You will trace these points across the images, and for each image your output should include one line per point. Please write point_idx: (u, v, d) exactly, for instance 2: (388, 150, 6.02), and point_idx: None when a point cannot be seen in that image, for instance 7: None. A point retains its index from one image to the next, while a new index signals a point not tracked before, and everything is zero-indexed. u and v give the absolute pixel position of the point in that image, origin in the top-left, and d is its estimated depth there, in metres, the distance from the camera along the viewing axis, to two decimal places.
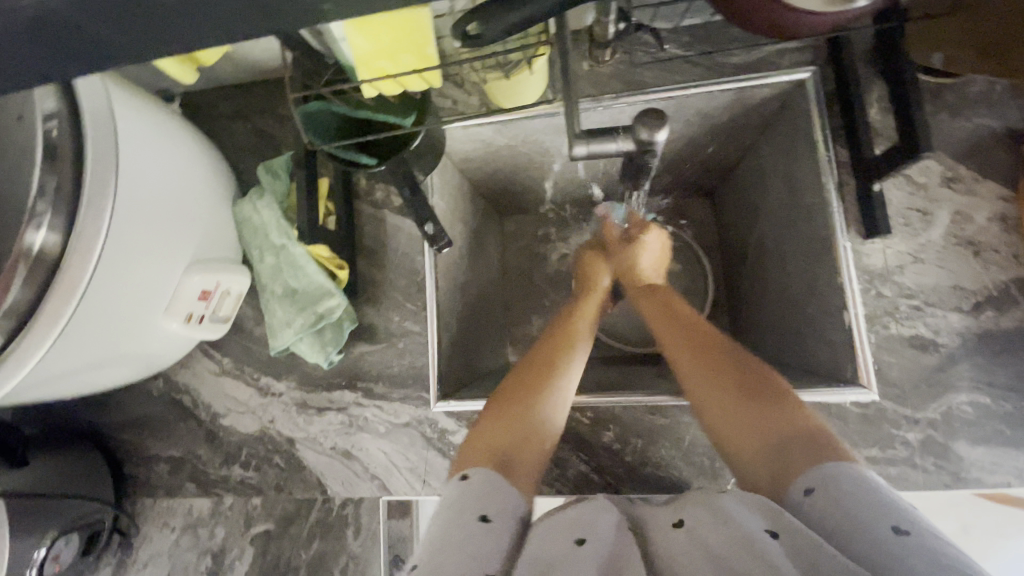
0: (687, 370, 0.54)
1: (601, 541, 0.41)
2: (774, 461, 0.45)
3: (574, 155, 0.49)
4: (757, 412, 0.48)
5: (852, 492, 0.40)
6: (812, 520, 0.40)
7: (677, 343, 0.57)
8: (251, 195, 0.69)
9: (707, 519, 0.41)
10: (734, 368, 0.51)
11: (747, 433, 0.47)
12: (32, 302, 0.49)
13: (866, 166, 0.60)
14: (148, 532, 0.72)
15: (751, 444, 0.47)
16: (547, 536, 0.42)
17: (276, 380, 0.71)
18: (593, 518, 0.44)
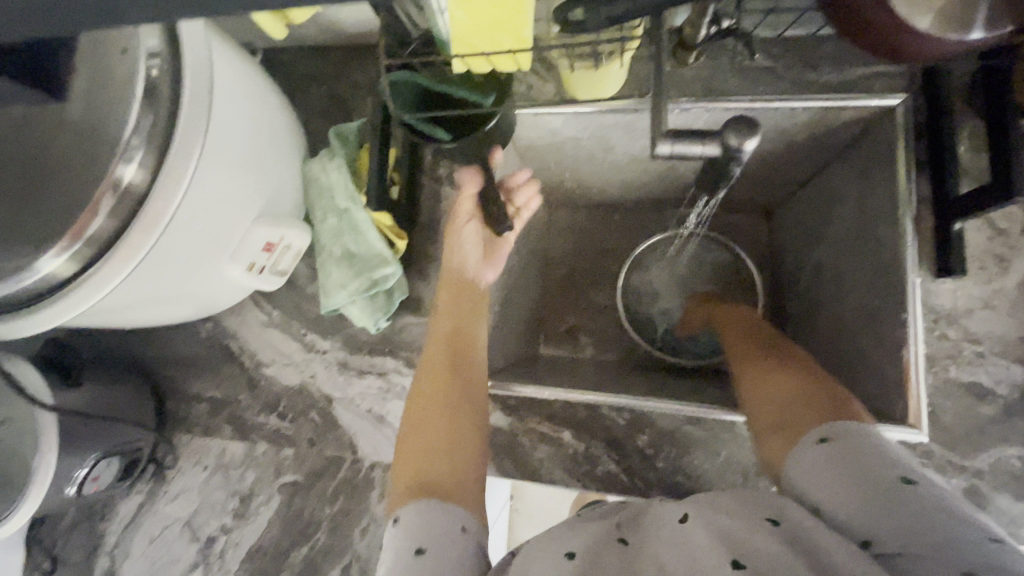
0: (740, 357, 0.59)
1: (591, 552, 0.41)
2: (786, 417, 0.48)
3: (658, 153, 0.49)
4: (780, 380, 0.52)
5: (862, 446, 0.41)
6: (821, 466, 0.42)
7: (743, 343, 0.61)
8: (321, 155, 0.70)
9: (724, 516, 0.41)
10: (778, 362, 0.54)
11: (772, 406, 0.49)
12: (115, 232, 0.52)
13: (948, 204, 0.58)
14: (180, 467, 0.75)
15: (770, 403, 0.50)
16: (532, 555, 0.42)
17: (321, 338, 0.73)
18: (577, 534, 0.43)
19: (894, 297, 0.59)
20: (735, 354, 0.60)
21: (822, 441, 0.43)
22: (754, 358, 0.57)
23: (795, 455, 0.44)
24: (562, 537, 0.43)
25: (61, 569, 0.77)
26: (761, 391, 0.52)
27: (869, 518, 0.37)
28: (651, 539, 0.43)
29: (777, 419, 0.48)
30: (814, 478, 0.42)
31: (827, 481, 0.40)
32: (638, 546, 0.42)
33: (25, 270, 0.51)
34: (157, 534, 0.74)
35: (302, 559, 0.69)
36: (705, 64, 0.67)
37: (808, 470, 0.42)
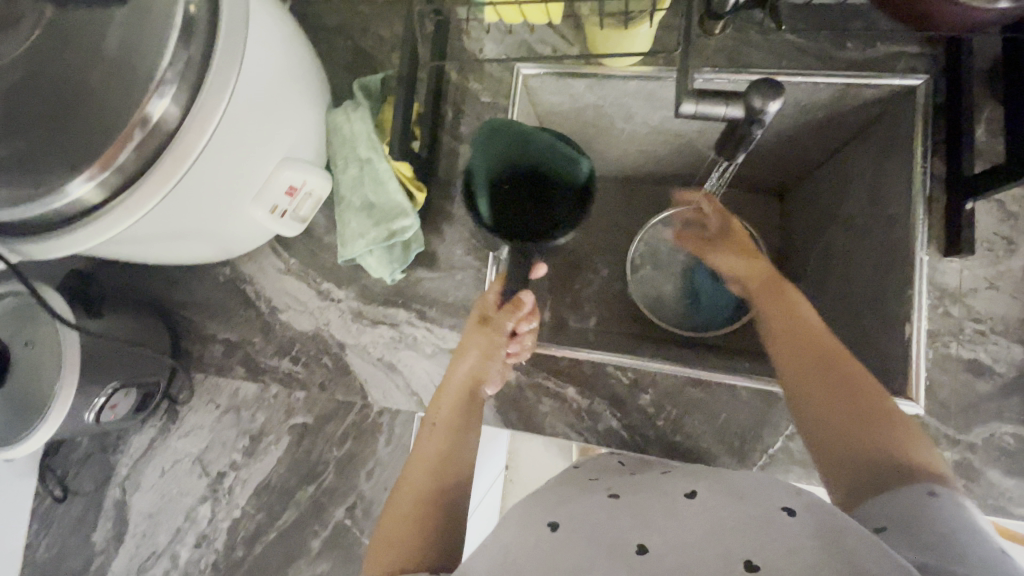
0: (799, 369, 0.53)
1: (576, 522, 0.44)
2: (870, 466, 0.47)
3: (682, 112, 0.51)
4: (859, 420, 0.48)
5: (962, 511, 0.41)
6: (912, 508, 0.42)
7: (793, 344, 0.55)
8: (345, 105, 0.71)
9: (723, 496, 0.44)
10: (857, 392, 0.50)
11: (863, 447, 0.47)
12: (144, 164, 0.53)
13: (963, 184, 0.59)
14: (193, 405, 0.77)
15: (850, 448, 0.48)
16: (525, 521, 0.46)
17: (336, 287, 0.74)
18: (568, 502, 0.47)
19: (901, 274, 0.61)
20: (787, 357, 0.55)
21: (927, 496, 0.43)
22: (817, 371, 0.52)
23: (884, 508, 0.44)
24: (555, 505, 0.47)
25: (73, 497, 0.79)
26: (842, 426, 0.49)
27: (948, 548, 0.38)
28: (635, 503, 0.46)
29: (860, 460, 0.47)
30: (895, 512, 0.43)
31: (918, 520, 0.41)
32: (633, 504, 0.45)
33: (53, 193, 0.52)
34: (167, 468, 0.77)
35: (309, 498, 0.72)
36: (731, 36, 0.67)
37: (895, 512, 0.43)
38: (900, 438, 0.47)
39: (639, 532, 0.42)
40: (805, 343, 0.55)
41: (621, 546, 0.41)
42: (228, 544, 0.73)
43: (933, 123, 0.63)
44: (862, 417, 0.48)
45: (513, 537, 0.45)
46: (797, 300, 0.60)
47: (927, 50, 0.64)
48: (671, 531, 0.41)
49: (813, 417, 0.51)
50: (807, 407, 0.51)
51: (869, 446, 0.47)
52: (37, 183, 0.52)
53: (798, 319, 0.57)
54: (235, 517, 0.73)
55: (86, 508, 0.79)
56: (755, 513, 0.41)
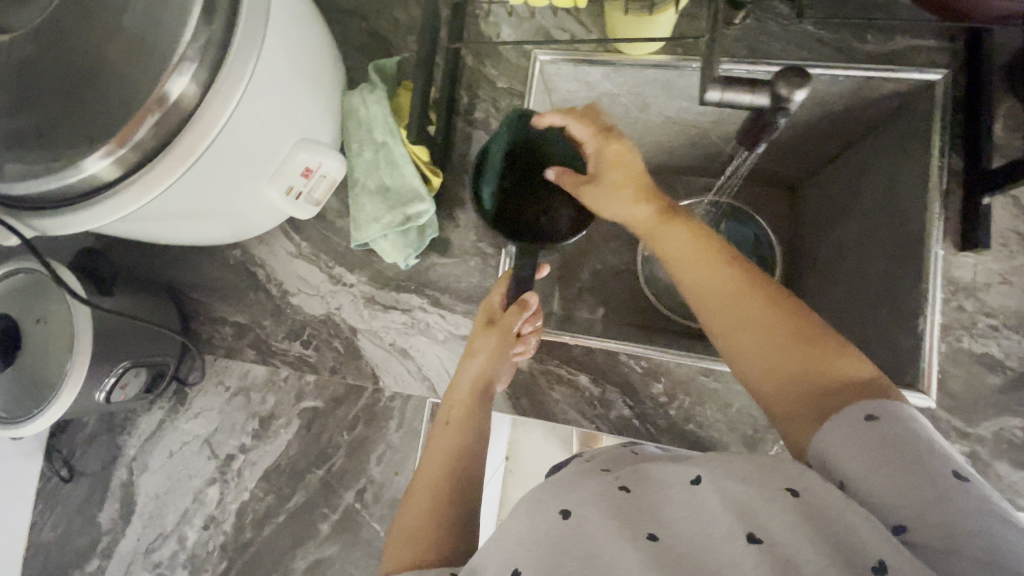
0: (717, 303, 0.49)
1: (587, 513, 0.42)
2: (805, 403, 0.43)
3: (708, 99, 0.51)
4: (796, 353, 0.45)
5: (909, 437, 0.38)
6: (860, 447, 0.39)
7: (704, 273, 0.51)
8: (361, 88, 0.70)
9: (722, 477, 0.42)
10: (786, 318, 0.46)
11: (796, 383, 0.44)
12: (162, 141, 0.53)
13: (980, 179, 0.59)
14: (201, 387, 0.76)
15: (790, 386, 0.44)
16: (533, 509, 0.45)
17: (349, 271, 0.74)
18: (575, 487, 0.46)
19: (916, 267, 0.61)
20: (700, 290, 0.50)
21: (868, 420, 0.40)
22: (736, 305, 0.48)
23: (838, 441, 0.40)
24: (563, 491, 0.46)
25: (80, 478, 0.79)
26: (773, 359, 0.45)
27: (905, 505, 0.36)
28: (643, 493, 0.44)
29: (803, 396, 0.44)
30: (848, 448, 0.40)
31: (876, 474, 0.38)
32: (641, 496, 0.44)
33: (68, 167, 0.51)
34: (175, 450, 0.76)
35: (318, 481, 0.72)
36: (751, 27, 0.67)
37: (840, 448, 0.40)
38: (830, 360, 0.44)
39: (646, 520, 0.41)
40: (712, 266, 0.50)
41: (627, 532, 0.40)
42: (236, 526, 0.73)
43: (951, 117, 0.63)
44: (792, 343, 0.45)
45: (524, 525, 0.44)
46: (676, 226, 0.55)
47: (946, 45, 0.64)
48: (679, 518, 0.41)
49: (746, 360, 0.47)
50: (736, 347, 0.48)
51: (805, 377, 0.44)
52: (53, 157, 0.52)
53: (700, 242, 0.52)
54: (243, 499, 0.73)
55: (92, 489, 0.78)
56: (757, 493, 0.40)
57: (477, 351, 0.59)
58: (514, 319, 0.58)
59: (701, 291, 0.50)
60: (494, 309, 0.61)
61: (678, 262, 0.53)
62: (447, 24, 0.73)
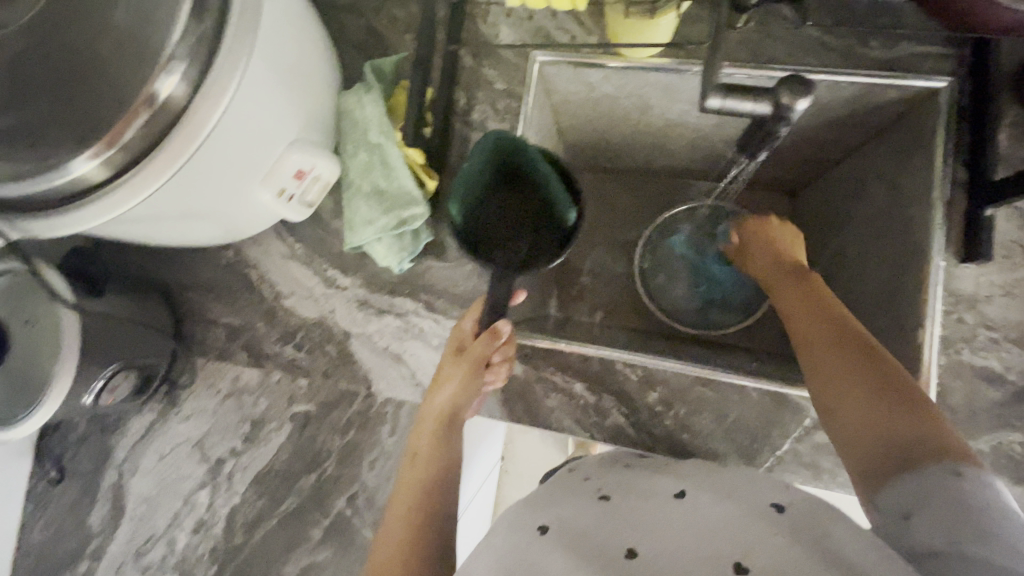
0: (818, 363, 0.47)
1: (563, 525, 0.44)
2: (877, 455, 0.42)
3: (709, 105, 0.50)
4: (877, 404, 0.43)
5: (965, 488, 0.38)
6: (916, 498, 0.40)
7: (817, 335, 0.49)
8: (356, 88, 0.69)
9: (710, 495, 0.44)
10: (875, 374, 0.44)
11: (870, 433, 0.43)
12: (150, 143, 0.52)
13: (984, 189, 0.58)
14: (193, 389, 0.75)
15: (865, 435, 0.43)
16: (516, 524, 0.46)
17: (343, 274, 0.73)
18: (552, 506, 0.47)
19: (916, 278, 0.60)
20: (796, 315, 0.52)
21: (953, 480, 0.39)
22: (829, 334, 0.48)
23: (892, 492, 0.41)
24: (540, 507, 0.47)
25: (70, 479, 0.78)
26: (856, 414, 0.44)
27: (936, 531, 0.38)
28: (620, 505, 0.45)
29: (869, 437, 0.43)
30: (906, 492, 0.40)
31: (920, 513, 0.39)
32: (619, 508, 0.45)
33: (56, 168, 0.50)
34: (167, 452, 0.76)
35: (310, 486, 0.71)
36: (755, 30, 0.66)
37: (899, 499, 0.40)
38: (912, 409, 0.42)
39: (626, 535, 0.41)
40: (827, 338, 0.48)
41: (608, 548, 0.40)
42: (227, 530, 0.72)
43: (956, 125, 0.62)
44: (878, 383, 0.44)
45: (506, 540, 0.44)
46: (809, 285, 0.53)
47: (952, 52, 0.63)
48: (662, 533, 0.41)
49: (846, 418, 0.44)
50: (837, 406, 0.45)
51: (876, 413, 0.43)
52: (40, 158, 0.51)
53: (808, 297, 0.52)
54: (235, 503, 0.72)
55: (83, 490, 0.78)
56: (743, 513, 0.41)
57: (444, 380, 0.57)
58: (478, 351, 0.56)
59: (797, 332, 0.51)
60: (465, 338, 0.60)
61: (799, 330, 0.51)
62: (445, 23, 0.72)
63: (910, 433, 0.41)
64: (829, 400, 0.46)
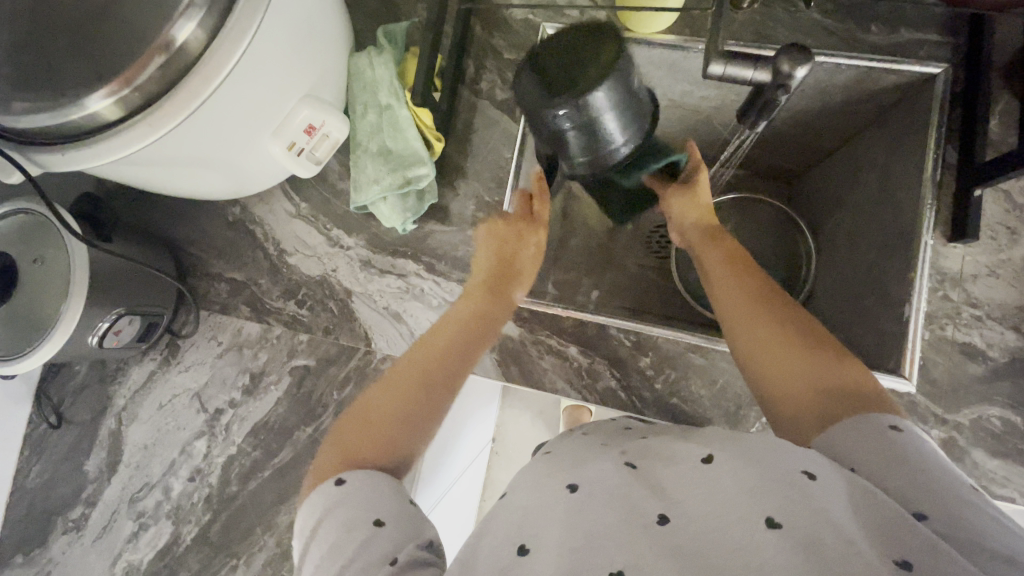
0: (743, 324, 0.52)
1: (594, 486, 0.42)
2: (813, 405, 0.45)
3: (710, 72, 0.52)
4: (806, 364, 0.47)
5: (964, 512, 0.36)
6: (870, 446, 0.41)
7: (736, 301, 0.54)
8: (369, 50, 0.70)
9: (738, 458, 0.40)
10: (801, 336, 0.48)
11: (813, 396, 0.45)
12: (166, 84, 0.53)
13: (974, 171, 0.60)
14: (194, 341, 0.77)
15: (800, 391, 0.46)
16: (537, 487, 0.44)
17: (347, 234, 0.74)
18: (584, 465, 0.44)
19: (906, 256, 0.62)
20: (738, 303, 0.54)
21: (885, 432, 0.41)
22: (763, 314, 0.51)
23: (836, 434, 0.43)
24: (568, 468, 0.44)
25: (68, 425, 0.79)
26: (793, 377, 0.47)
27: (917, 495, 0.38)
28: (649, 472, 0.43)
29: (815, 391, 0.45)
30: (863, 442, 0.41)
31: (894, 470, 0.39)
32: (647, 474, 0.42)
33: (73, 103, 0.51)
34: (165, 402, 0.77)
35: (307, 438, 0.73)
36: (760, 11, 0.68)
37: (855, 448, 0.41)
38: (842, 364, 0.46)
39: (655, 501, 0.40)
40: (755, 302, 0.52)
41: (638, 517, 0.38)
42: (222, 479, 0.74)
43: (950, 111, 0.64)
44: (808, 344, 0.48)
45: (528, 499, 0.43)
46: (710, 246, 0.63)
47: (948, 40, 0.64)
48: (690, 504, 0.38)
49: (776, 385, 0.48)
50: (770, 369, 0.48)
51: (812, 365, 0.46)
52: (56, 91, 0.52)
53: (737, 273, 0.57)
54: (231, 453, 0.74)
55: (80, 437, 0.79)
56: (774, 477, 0.38)
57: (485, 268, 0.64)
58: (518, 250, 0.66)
59: (735, 322, 0.53)
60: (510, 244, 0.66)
61: (720, 290, 0.57)
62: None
63: (834, 385, 0.45)
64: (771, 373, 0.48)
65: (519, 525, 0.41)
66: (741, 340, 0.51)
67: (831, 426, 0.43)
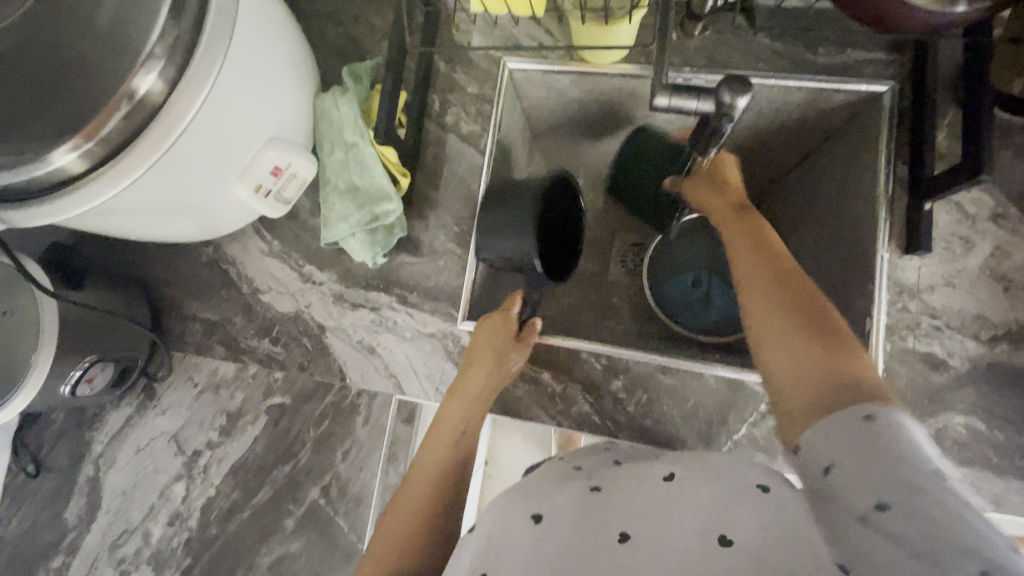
0: (753, 293, 0.48)
1: (559, 514, 0.41)
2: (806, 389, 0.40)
3: (656, 105, 0.54)
4: (809, 347, 0.42)
5: (931, 502, 0.31)
6: (844, 441, 0.36)
7: (752, 273, 0.49)
8: (334, 90, 0.72)
9: (700, 475, 0.40)
10: (809, 319, 0.43)
11: (806, 380, 0.40)
12: (129, 135, 0.54)
13: (924, 185, 0.62)
14: (171, 383, 0.77)
15: (795, 374, 0.41)
16: (507, 512, 0.44)
17: (319, 269, 0.75)
18: (552, 493, 0.44)
19: (865, 270, 0.63)
20: (753, 281, 0.48)
21: (870, 424, 0.35)
22: (775, 294, 0.46)
23: (817, 427, 0.37)
24: (537, 496, 0.44)
25: (47, 473, 0.78)
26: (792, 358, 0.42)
27: (879, 487, 0.33)
28: (615, 493, 0.42)
29: (810, 379, 0.40)
30: (831, 439, 0.36)
31: (860, 465, 0.34)
32: (611, 494, 0.42)
33: (36, 160, 0.52)
34: (143, 446, 0.77)
35: (285, 477, 0.73)
36: (710, 38, 0.70)
37: (830, 446, 0.36)
38: (848, 357, 0.40)
39: (616, 519, 0.39)
40: (771, 277, 0.48)
41: (600, 537, 0.38)
42: (202, 522, 0.73)
43: (898, 126, 0.65)
44: (815, 330, 0.42)
45: (495, 527, 0.43)
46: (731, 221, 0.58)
47: (894, 58, 0.66)
48: (649, 519, 0.38)
49: (775, 363, 0.43)
50: (770, 346, 0.44)
51: (812, 355, 0.41)
52: (20, 149, 0.52)
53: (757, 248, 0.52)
54: (209, 495, 0.74)
55: (59, 485, 0.78)
56: (731, 492, 0.38)
57: (474, 363, 0.63)
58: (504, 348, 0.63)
59: (744, 292, 0.49)
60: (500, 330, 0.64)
61: (738, 260, 0.52)
62: (420, 30, 0.75)
63: (837, 376, 0.39)
64: (772, 360, 0.43)
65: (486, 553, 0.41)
66: (748, 314, 0.47)
67: (814, 419, 0.38)
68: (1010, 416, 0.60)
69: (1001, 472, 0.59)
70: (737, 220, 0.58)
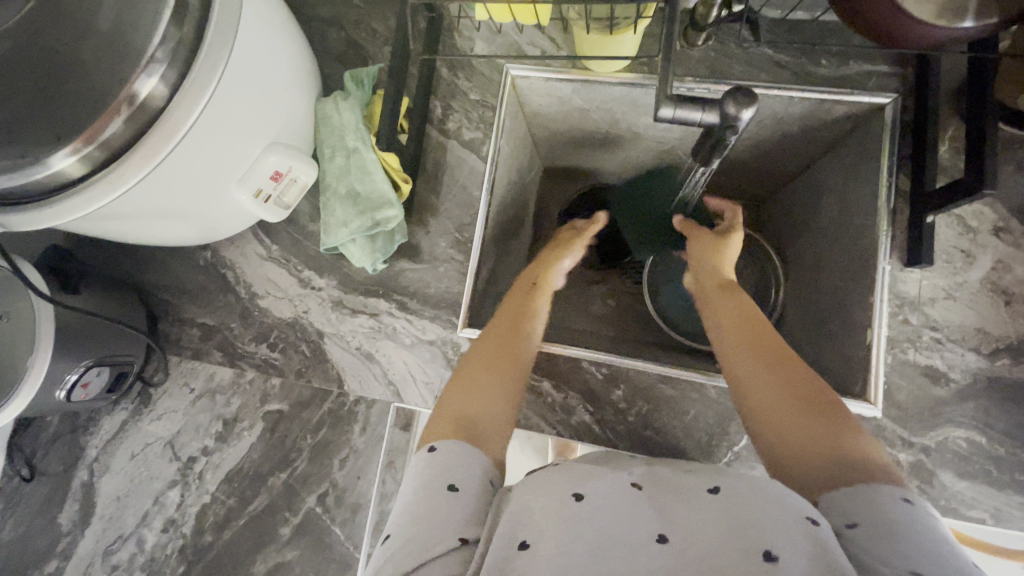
0: (745, 375, 0.50)
1: (600, 500, 0.41)
2: (812, 463, 0.44)
3: (660, 116, 0.54)
4: (809, 423, 0.45)
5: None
6: (880, 513, 0.39)
7: (740, 355, 0.52)
8: (335, 95, 0.71)
9: (746, 492, 0.40)
10: (805, 395, 0.46)
11: (810, 455, 0.44)
12: (129, 139, 0.53)
13: (926, 198, 0.62)
14: (167, 388, 0.76)
15: (800, 449, 0.44)
16: (542, 487, 0.42)
17: (317, 275, 0.75)
18: (592, 477, 0.43)
19: (866, 282, 0.63)
20: (743, 358, 0.51)
21: (904, 505, 0.39)
22: (767, 372, 0.49)
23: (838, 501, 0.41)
24: (577, 477, 0.43)
25: (40, 478, 0.77)
26: (794, 434, 0.45)
27: (919, 555, 0.36)
28: (659, 497, 0.42)
29: (816, 454, 0.44)
30: (867, 509, 0.39)
31: (900, 534, 0.37)
32: (654, 498, 0.42)
33: (35, 164, 0.52)
34: (138, 452, 0.76)
35: (281, 484, 0.72)
36: (713, 48, 0.70)
37: (859, 511, 0.39)
38: (845, 431, 0.44)
39: (658, 520, 0.40)
40: (759, 357, 0.51)
41: (640, 534, 0.38)
42: (197, 529, 0.73)
43: (900, 138, 0.65)
44: (809, 405, 0.46)
45: (534, 500, 0.41)
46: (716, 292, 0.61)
47: (896, 70, 0.66)
48: (695, 530, 0.38)
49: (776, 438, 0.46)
50: (768, 421, 0.47)
51: (815, 431, 0.44)
52: (17, 152, 0.52)
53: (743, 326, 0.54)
54: (205, 502, 0.73)
55: (53, 490, 0.77)
56: (776, 515, 0.37)
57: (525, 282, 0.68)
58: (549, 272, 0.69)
59: (734, 371, 0.51)
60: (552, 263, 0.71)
61: (724, 337, 0.55)
62: (422, 37, 0.75)
63: (838, 450, 0.43)
64: (769, 431, 0.46)
65: (516, 523, 0.40)
66: (742, 394, 0.50)
67: (827, 492, 0.42)
68: (1010, 431, 0.60)
69: (1002, 487, 0.59)
70: (723, 292, 0.60)
